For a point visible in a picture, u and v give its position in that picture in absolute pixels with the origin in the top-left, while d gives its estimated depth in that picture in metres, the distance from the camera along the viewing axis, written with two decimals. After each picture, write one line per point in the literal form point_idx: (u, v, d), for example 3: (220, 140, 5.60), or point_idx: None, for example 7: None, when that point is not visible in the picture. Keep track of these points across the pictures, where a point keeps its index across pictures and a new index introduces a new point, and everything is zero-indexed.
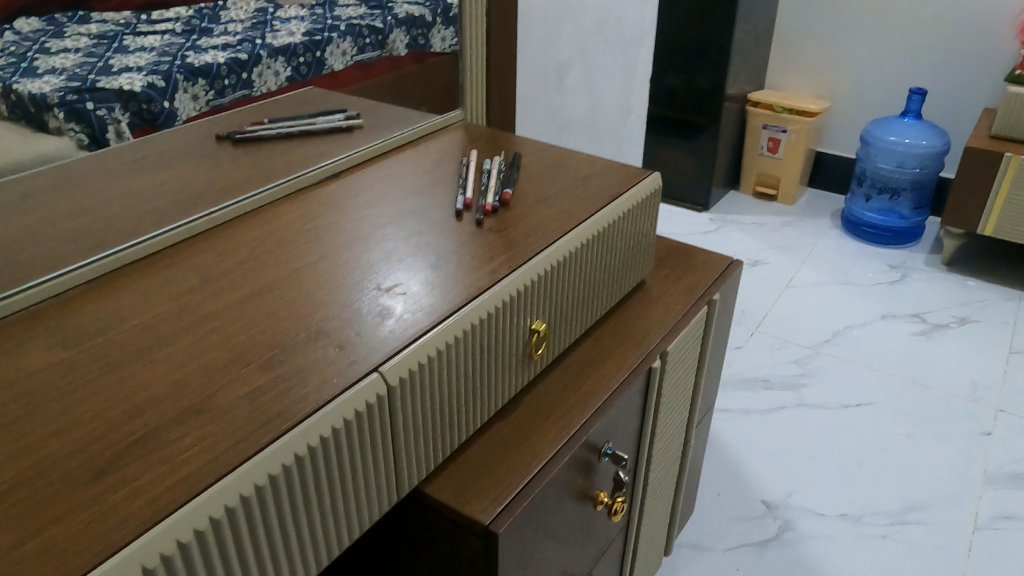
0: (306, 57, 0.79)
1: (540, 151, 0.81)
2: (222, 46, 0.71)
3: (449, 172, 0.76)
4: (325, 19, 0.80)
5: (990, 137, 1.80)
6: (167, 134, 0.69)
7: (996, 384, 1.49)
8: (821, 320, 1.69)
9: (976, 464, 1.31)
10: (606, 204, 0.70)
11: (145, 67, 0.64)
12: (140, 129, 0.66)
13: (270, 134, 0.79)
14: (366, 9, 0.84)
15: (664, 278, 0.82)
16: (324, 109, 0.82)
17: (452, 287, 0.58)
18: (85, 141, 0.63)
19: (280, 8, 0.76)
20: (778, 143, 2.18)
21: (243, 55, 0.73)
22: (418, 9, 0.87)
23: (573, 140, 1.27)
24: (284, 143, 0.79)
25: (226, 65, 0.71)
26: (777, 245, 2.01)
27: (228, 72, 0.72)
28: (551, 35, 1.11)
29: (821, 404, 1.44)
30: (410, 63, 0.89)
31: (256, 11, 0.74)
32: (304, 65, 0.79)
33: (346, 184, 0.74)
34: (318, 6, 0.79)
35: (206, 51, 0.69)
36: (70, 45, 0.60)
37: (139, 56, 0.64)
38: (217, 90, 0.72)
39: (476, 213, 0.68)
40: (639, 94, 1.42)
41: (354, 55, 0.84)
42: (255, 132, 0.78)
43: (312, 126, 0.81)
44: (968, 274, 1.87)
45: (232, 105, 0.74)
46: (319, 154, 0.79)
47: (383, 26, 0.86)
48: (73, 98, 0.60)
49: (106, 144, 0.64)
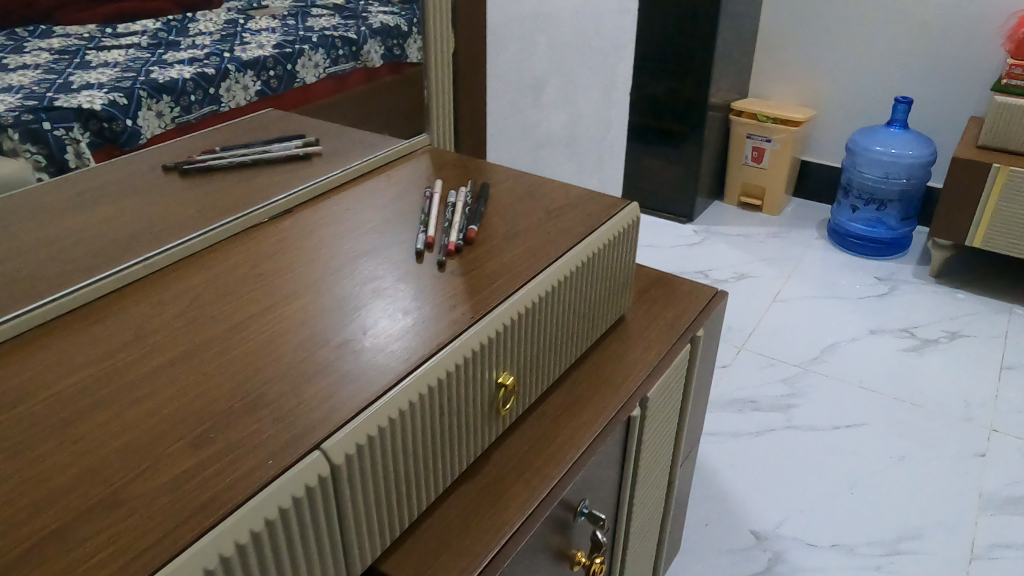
0: (276, 71, 0.74)
1: (511, 179, 0.76)
2: (189, 61, 0.65)
3: (411, 206, 0.71)
4: (297, 30, 0.75)
5: (978, 147, 1.77)
6: (132, 152, 0.65)
7: (989, 402, 1.46)
8: (810, 336, 1.65)
9: (971, 487, 1.27)
10: (580, 241, 0.65)
11: (106, 84, 0.59)
12: (102, 149, 0.62)
13: (222, 164, 0.73)
14: (339, 20, 0.79)
15: (646, 313, 0.77)
16: (280, 135, 0.77)
17: (408, 344, 0.53)
18: (43, 163, 0.59)
19: (250, 19, 0.71)
20: (762, 152, 2.15)
21: (210, 70, 0.67)
22: (393, 19, 0.83)
23: (551, 159, 1.22)
24: (236, 174, 0.74)
25: (192, 81, 0.66)
26: (762, 257, 1.97)
27: (194, 88, 0.67)
28: (527, 50, 1.06)
29: (812, 425, 1.40)
30: (386, 74, 0.85)
31: (225, 23, 0.68)
32: (275, 79, 0.74)
33: (301, 220, 0.68)
34: (290, 16, 0.74)
35: (172, 66, 0.64)
36: (29, 61, 0.55)
37: (101, 72, 0.59)
38: (182, 107, 0.67)
39: (438, 252, 0.63)
40: (620, 108, 1.37)
41: (326, 67, 0.79)
42: (206, 161, 0.72)
43: (267, 153, 0.76)
44: (957, 286, 1.84)
45: (203, 124, 0.70)
46: (273, 185, 0.74)
47: (357, 37, 0.81)
48: (29, 118, 0.55)
49: (64, 165, 0.60)
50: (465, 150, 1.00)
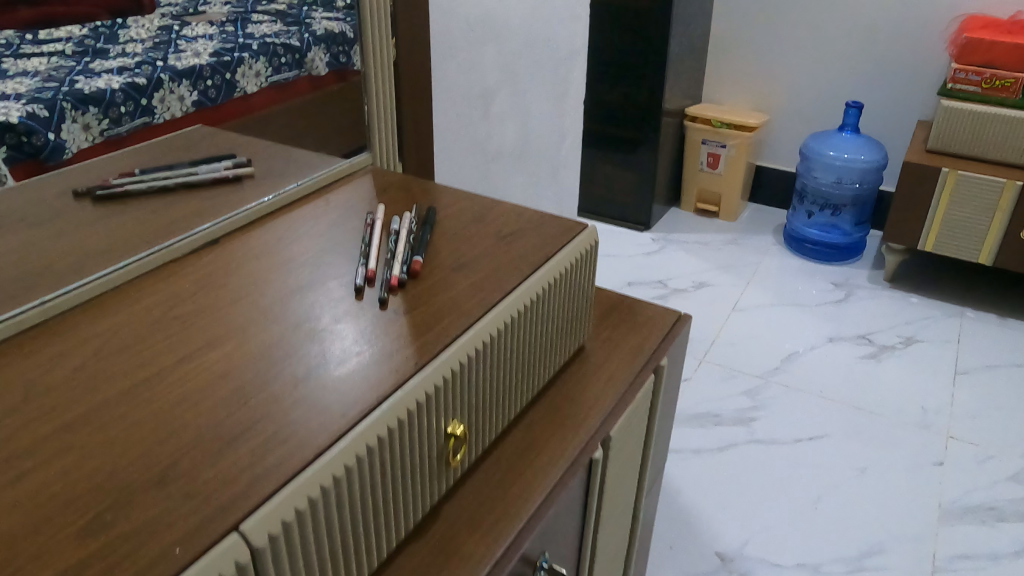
0: (214, 80, 0.69)
1: (460, 200, 0.71)
2: (118, 69, 0.61)
3: (351, 233, 0.64)
4: (236, 37, 0.71)
5: (927, 151, 1.79)
6: (54, 171, 0.59)
7: (945, 408, 1.47)
8: (768, 347, 1.64)
9: (931, 496, 1.27)
10: (534, 271, 0.60)
11: (25, 94, 0.55)
12: (20, 166, 0.56)
13: (142, 189, 0.66)
14: (281, 26, 0.75)
15: (606, 344, 0.73)
16: (207, 156, 0.70)
17: (346, 395, 0.47)
18: None
19: (186, 26, 0.67)
20: (717, 158, 2.13)
21: (141, 79, 0.63)
22: (338, 25, 0.78)
23: (505, 174, 1.17)
24: (155, 200, 0.66)
25: (121, 91, 0.61)
26: (720, 265, 1.96)
27: (123, 99, 0.62)
28: (475, 60, 1.01)
29: (774, 439, 1.39)
30: (332, 82, 0.80)
31: (158, 30, 0.65)
32: (213, 88, 0.69)
33: (227, 253, 0.61)
34: (228, 23, 0.70)
35: (99, 75, 0.60)
36: None
37: (18, 81, 0.55)
38: (112, 119, 0.61)
39: (380, 289, 0.57)
40: (574, 119, 1.34)
41: (268, 76, 0.74)
42: (123, 186, 0.65)
43: (192, 176, 0.69)
44: (911, 290, 1.86)
45: (137, 139, 0.64)
46: (195, 212, 0.67)
47: (300, 44, 0.76)
48: None
49: None
50: (411, 169, 0.93)
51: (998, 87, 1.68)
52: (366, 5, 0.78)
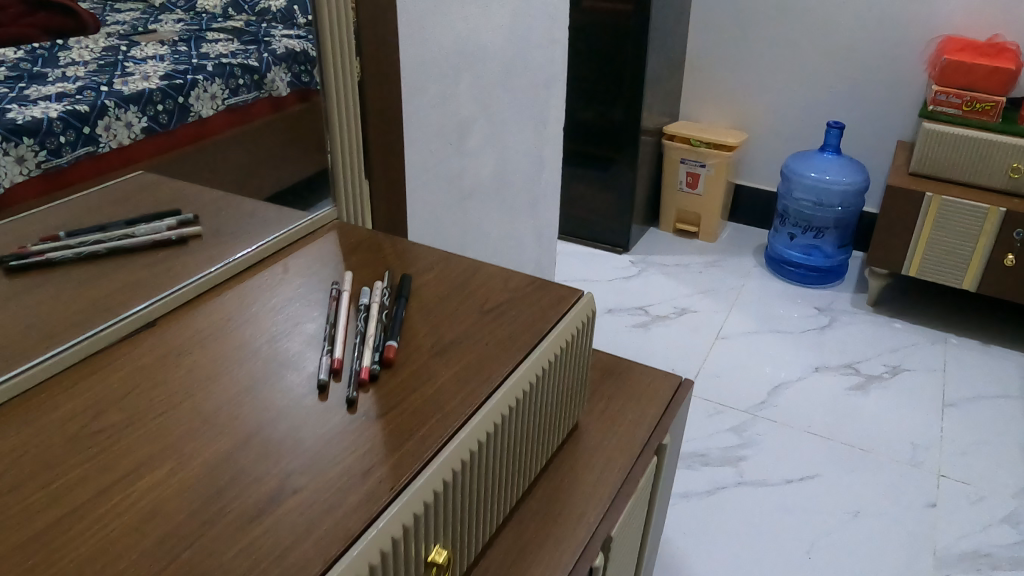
0: (166, 105, 0.58)
1: (437, 263, 0.63)
2: (57, 95, 0.51)
3: (313, 309, 0.57)
4: (190, 58, 0.59)
5: (910, 174, 1.75)
6: None
7: (935, 443, 1.43)
8: (753, 379, 1.60)
9: (925, 543, 1.23)
10: (524, 357, 0.52)
11: None
12: None
13: (69, 257, 0.56)
14: (238, 45, 0.63)
15: (603, 420, 0.65)
16: (149, 214, 0.61)
17: (307, 537, 0.38)
18: None
19: (135, 45, 0.56)
20: (696, 178, 2.08)
21: (84, 106, 0.52)
22: (300, 43, 0.69)
23: (484, 209, 1.10)
24: (88, 268, 0.58)
25: (61, 120, 0.51)
26: (700, 290, 1.92)
27: (63, 129, 0.52)
28: (449, 90, 0.93)
29: (762, 480, 1.34)
30: (293, 102, 0.70)
31: (103, 51, 0.54)
32: (165, 114, 0.58)
33: (165, 341, 0.54)
34: (182, 42, 0.59)
35: (36, 103, 0.50)
36: None
37: None
38: (48, 151, 0.51)
39: (349, 385, 0.48)
40: (553, 145, 1.27)
41: (225, 99, 0.63)
42: (43, 253, 0.54)
43: (129, 238, 0.60)
44: (894, 315, 1.83)
45: (80, 174, 0.54)
46: (134, 284, 0.58)
47: (258, 64, 0.65)
48: None
49: None
50: (381, 219, 0.84)
51: (978, 110, 1.66)
52: (327, 39, 0.70)
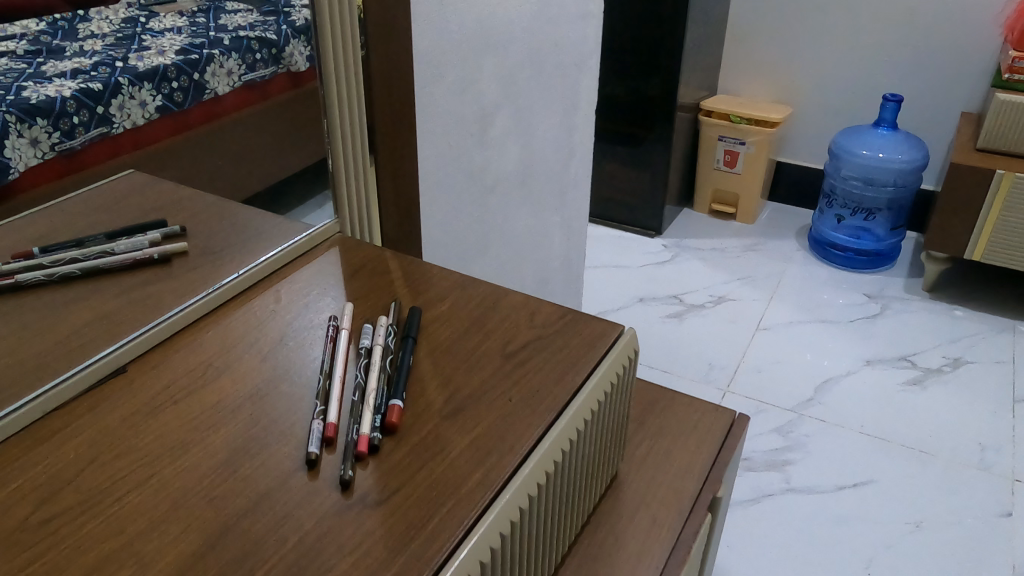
0: (181, 82, 0.55)
1: (453, 286, 0.54)
2: (71, 72, 0.48)
3: (306, 352, 0.48)
4: (208, 30, 0.57)
5: (978, 150, 1.62)
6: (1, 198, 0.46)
7: (1006, 444, 1.32)
8: (799, 373, 1.50)
9: (999, 557, 1.13)
10: (556, 419, 0.43)
11: None
12: None
13: (37, 278, 0.50)
14: (257, 16, 0.59)
15: (647, 468, 0.57)
16: (129, 227, 0.55)
17: None
18: None
19: (153, 17, 0.54)
20: (735, 156, 1.96)
21: (98, 84, 0.50)
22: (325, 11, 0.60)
23: (511, 204, 1.01)
24: (57, 297, 0.51)
25: (75, 100, 0.48)
26: (740, 276, 1.81)
27: (77, 108, 0.49)
28: (473, 76, 0.83)
29: (814, 487, 1.25)
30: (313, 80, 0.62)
31: (122, 23, 0.52)
32: (179, 92, 0.55)
33: (131, 396, 0.44)
34: (200, 13, 0.57)
35: (51, 80, 0.47)
36: None
37: None
38: (61, 132, 0.48)
39: (342, 460, 0.40)
40: (585, 129, 1.17)
41: (242, 74, 0.59)
42: (12, 274, 0.49)
43: (109, 255, 0.54)
44: (952, 301, 1.72)
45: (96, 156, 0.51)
46: (114, 311, 0.51)
47: (277, 37, 0.59)
48: None
49: None
50: (390, 230, 0.74)
51: None
52: (324, 27, 0.60)
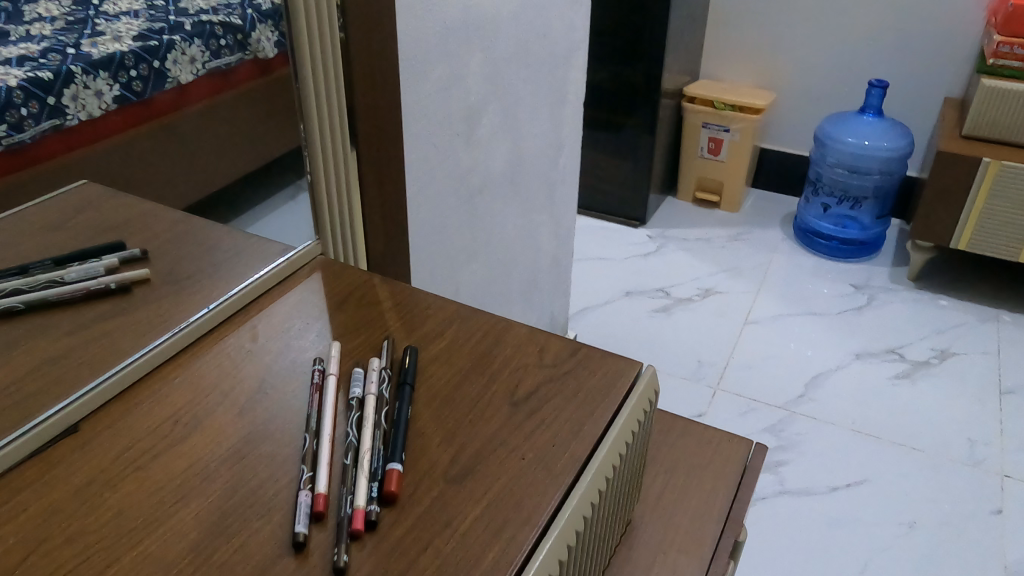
0: (140, 70, 0.48)
1: (450, 319, 0.49)
2: (18, 59, 0.42)
3: (289, 403, 0.42)
4: (168, 12, 0.50)
5: (963, 137, 1.60)
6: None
7: (995, 439, 1.31)
8: (788, 369, 1.47)
9: (992, 557, 1.11)
10: (576, 481, 0.39)
11: None
12: None
13: None
14: None
15: (663, 511, 0.52)
16: (80, 251, 0.49)
17: None
18: None
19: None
20: (719, 144, 1.92)
21: (47, 73, 0.44)
22: None
23: (498, 205, 0.96)
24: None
25: (21, 89, 0.42)
26: (726, 267, 1.78)
27: (24, 99, 0.43)
28: (458, 71, 0.77)
29: (806, 488, 1.22)
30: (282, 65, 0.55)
31: (71, 5, 0.46)
32: (139, 81, 0.49)
33: (84, 461, 0.38)
34: None
35: None
36: None
37: None
38: (8, 125, 0.42)
39: (335, 541, 0.35)
40: (573, 123, 1.11)
41: (207, 62, 0.53)
42: None
43: (59, 284, 0.48)
44: (938, 291, 1.70)
45: (42, 153, 0.46)
46: (70, 349, 0.46)
47: (243, 22, 0.53)
48: None
49: None
50: (376, 246, 0.68)
51: None
52: (300, 23, 0.53)
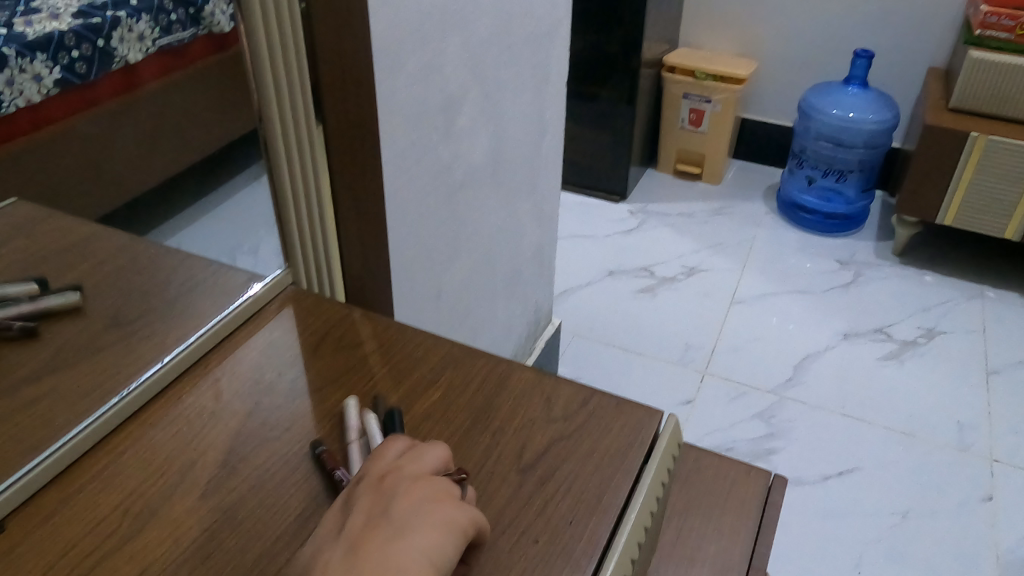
0: (81, 50, 0.54)
1: (444, 368, 0.44)
2: None
3: (261, 483, 0.36)
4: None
5: (950, 110, 1.55)
6: None
7: (983, 422, 1.29)
8: (775, 351, 1.44)
9: (983, 547, 1.10)
10: (602, 569, 0.34)
11: None
12: None
13: None
14: None
15: (678, 562, 0.47)
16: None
17: None
18: None
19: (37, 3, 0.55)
20: (700, 115, 1.86)
21: None
22: None
23: (480, 197, 0.89)
24: None
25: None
26: (709, 244, 1.74)
27: None
28: (434, 57, 0.69)
29: (796, 478, 1.20)
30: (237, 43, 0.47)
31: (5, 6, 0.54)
32: (82, 62, 0.53)
33: (13, 567, 0.32)
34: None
35: None
36: None
37: None
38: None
39: None
40: (555, 104, 1.04)
41: (156, 38, 0.55)
42: None
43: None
44: (922, 266, 1.68)
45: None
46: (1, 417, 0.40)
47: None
48: None
49: None
50: (353, 265, 0.60)
51: None
52: (257, 25, 0.44)
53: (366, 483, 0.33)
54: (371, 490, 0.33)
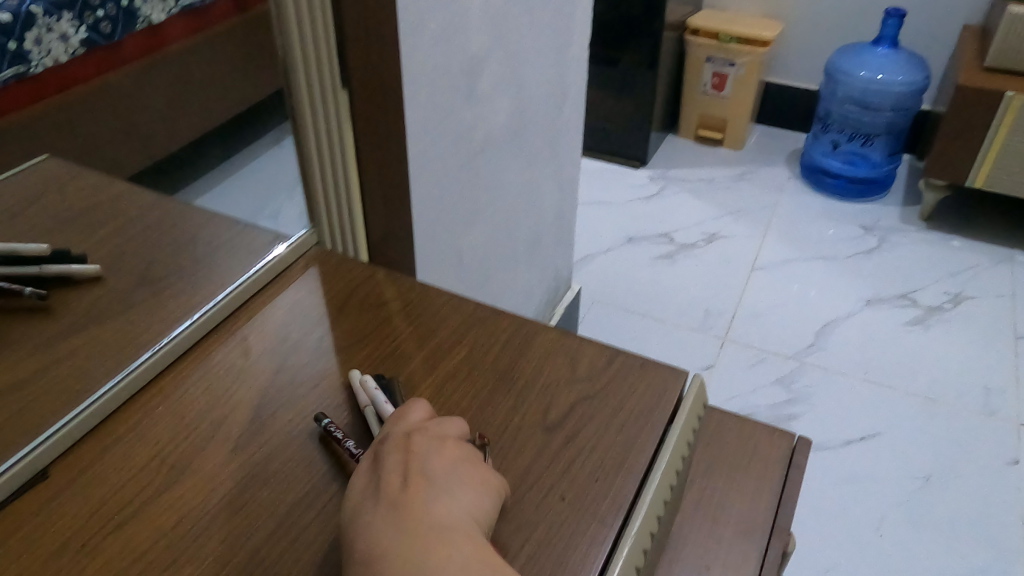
0: None
1: (468, 328, 0.44)
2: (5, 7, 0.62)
3: (292, 439, 0.37)
4: None
5: (984, 69, 1.51)
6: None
7: (1010, 387, 1.28)
8: (797, 317, 1.43)
9: (1008, 511, 1.09)
10: (626, 525, 0.34)
11: None
12: None
13: None
14: None
15: (702, 522, 0.47)
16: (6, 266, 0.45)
17: None
18: None
19: None
20: (723, 79, 1.83)
21: None
22: None
23: (500, 162, 0.88)
24: None
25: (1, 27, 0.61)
26: (730, 209, 1.72)
27: None
28: (456, 18, 0.68)
29: (819, 442, 1.20)
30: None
31: None
32: None
33: (52, 518, 0.32)
34: None
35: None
36: None
37: None
38: None
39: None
40: (576, 66, 1.03)
41: None
42: None
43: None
44: (949, 231, 1.65)
45: None
46: (36, 375, 0.41)
47: None
48: None
49: None
50: None
51: None
52: None
53: (391, 442, 0.34)
54: (399, 449, 0.34)
